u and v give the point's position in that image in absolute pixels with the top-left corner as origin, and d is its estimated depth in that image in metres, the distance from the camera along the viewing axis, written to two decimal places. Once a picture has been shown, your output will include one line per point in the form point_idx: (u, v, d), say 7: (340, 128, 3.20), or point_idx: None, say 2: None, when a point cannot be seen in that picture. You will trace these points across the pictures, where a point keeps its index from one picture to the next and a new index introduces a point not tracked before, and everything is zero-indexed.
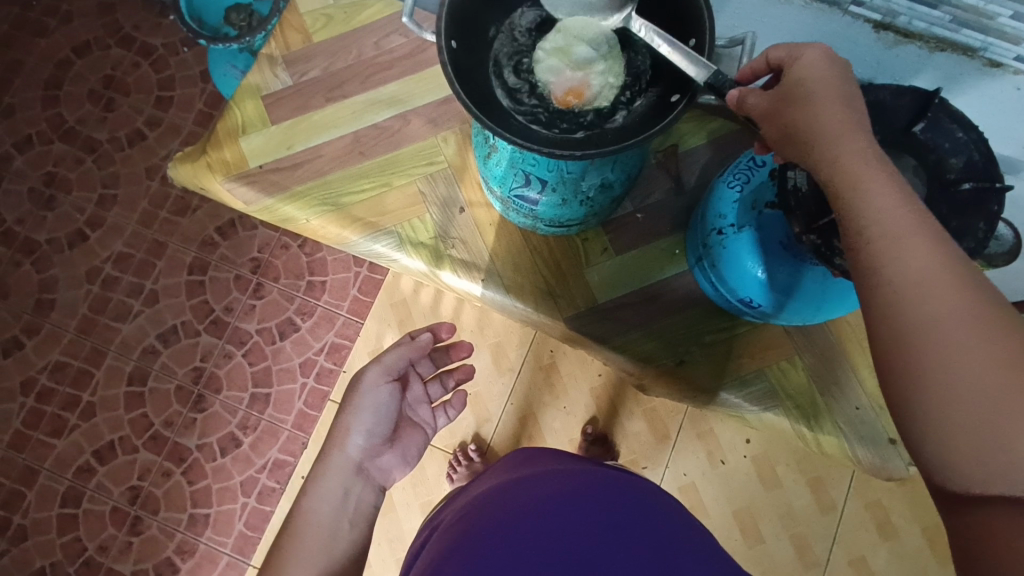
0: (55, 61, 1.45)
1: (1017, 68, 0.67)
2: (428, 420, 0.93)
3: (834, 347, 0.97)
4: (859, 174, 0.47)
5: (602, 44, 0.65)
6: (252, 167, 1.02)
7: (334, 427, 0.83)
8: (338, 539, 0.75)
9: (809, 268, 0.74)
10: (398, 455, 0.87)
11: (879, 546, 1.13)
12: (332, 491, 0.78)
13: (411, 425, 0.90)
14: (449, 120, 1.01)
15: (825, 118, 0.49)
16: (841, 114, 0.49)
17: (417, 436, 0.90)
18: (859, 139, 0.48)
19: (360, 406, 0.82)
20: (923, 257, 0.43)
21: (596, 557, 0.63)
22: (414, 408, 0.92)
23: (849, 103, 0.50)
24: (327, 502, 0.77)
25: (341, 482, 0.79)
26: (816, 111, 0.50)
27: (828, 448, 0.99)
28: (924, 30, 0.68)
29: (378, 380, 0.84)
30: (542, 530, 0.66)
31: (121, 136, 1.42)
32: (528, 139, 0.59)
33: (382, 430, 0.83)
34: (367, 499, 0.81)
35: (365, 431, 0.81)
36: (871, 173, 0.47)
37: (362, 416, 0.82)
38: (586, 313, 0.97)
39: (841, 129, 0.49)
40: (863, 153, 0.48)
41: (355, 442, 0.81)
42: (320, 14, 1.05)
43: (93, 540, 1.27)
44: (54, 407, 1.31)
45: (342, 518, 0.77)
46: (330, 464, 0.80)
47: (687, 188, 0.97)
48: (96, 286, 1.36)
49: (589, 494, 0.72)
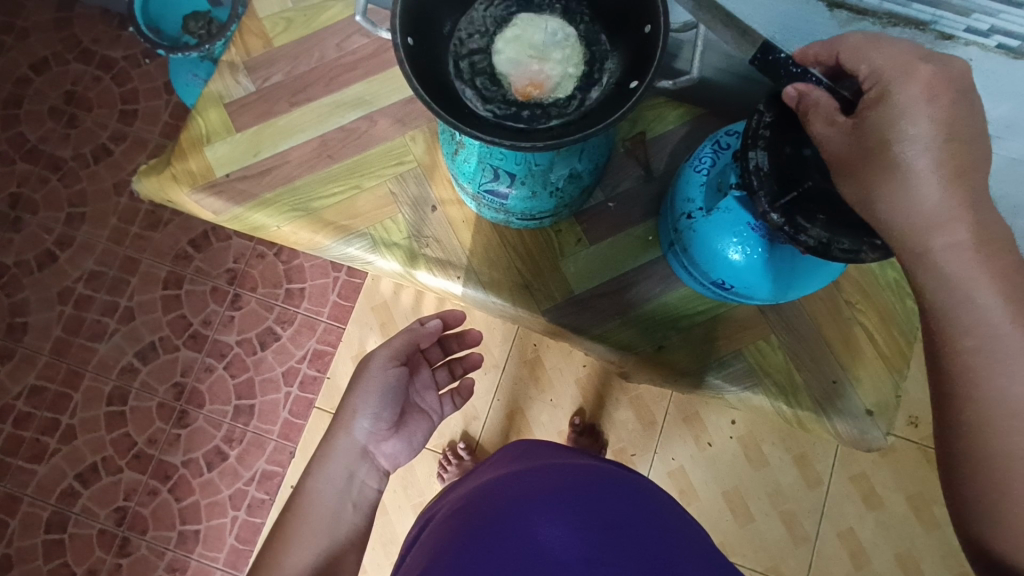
0: (12, 79, 1.42)
1: (969, 40, 0.65)
2: (434, 408, 0.90)
3: (811, 325, 0.98)
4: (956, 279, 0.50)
5: (559, 34, 0.68)
6: (219, 175, 1.00)
7: (342, 410, 0.82)
8: (340, 521, 0.77)
9: (777, 247, 0.74)
10: (404, 441, 0.84)
11: (865, 517, 1.14)
12: (336, 474, 0.79)
13: (418, 413, 0.87)
14: (416, 120, 1.01)
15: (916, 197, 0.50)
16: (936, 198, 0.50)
17: (422, 423, 0.87)
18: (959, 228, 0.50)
19: (368, 389, 0.81)
20: (986, 292, 0.49)
21: (591, 551, 0.63)
22: (420, 395, 0.89)
23: (934, 113, 0.50)
24: (330, 483, 0.79)
25: (346, 465, 0.80)
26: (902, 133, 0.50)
27: (808, 424, 1.00)
28: (877, 7, 0.66)
29: (386, 364, 0.83)
30: (540, 527, 0.66)
31: (86, 152, 1.39)
32: (491, 132, 0.59)
33: (389, 415, 0.82)
34: (370, 483, 0.82)
35: (371, 416, 0.80)
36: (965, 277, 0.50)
37: (369, 400, 0.80)
38: (563, 305, 0.97)
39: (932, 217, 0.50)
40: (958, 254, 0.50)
41: (360, 426, 0.81)
42: (279, 18, 1.04)
43: (81, 564, 1.25)
44: (33, 432, 1.29)
45: (345, 501, 0.79)
46: (337, 446, 0.80)
47: (657, 174, 0.98)
48: (69, 306, 1.34)
49: (588, 491, 0.71)
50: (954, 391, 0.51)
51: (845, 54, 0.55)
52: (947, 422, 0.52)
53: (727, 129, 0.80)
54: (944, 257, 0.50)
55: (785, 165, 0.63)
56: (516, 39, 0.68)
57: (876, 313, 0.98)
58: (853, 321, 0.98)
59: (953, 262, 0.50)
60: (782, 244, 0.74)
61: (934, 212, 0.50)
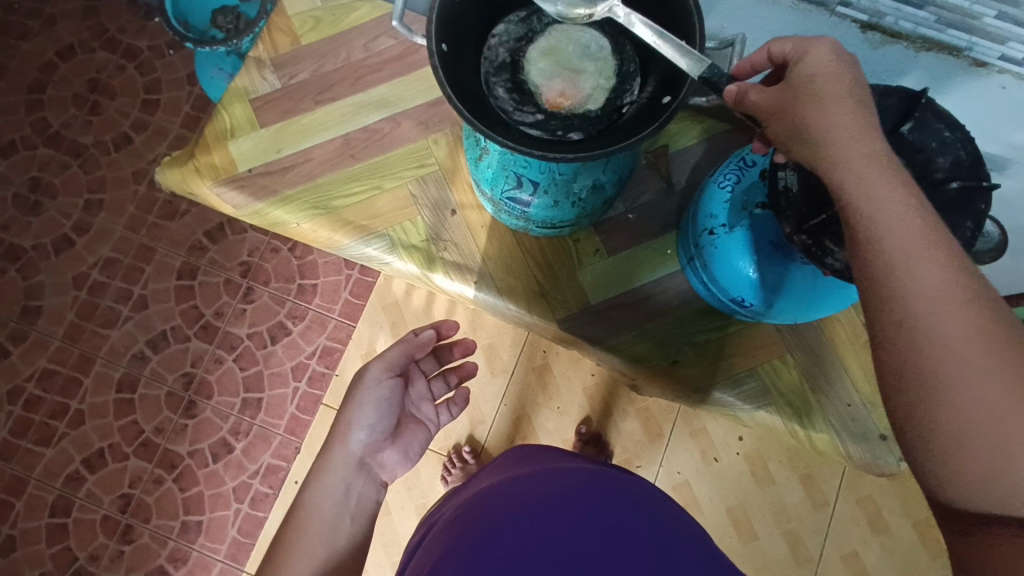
0: (38, 64, 1.43)
1: (1002, 68, 0.65)
2: (431, 418, 0.92)
3: (825, 344, 0.97)
4: (870, 186, 0.46)
5: (593, 46, 0.67)
6: (241, 171, 1.01)
7: (338, 421, 0.82)
8: (339, 533, 0.76)
9: (797, 265, 0.74)
10: (402, 451, 0.86)
11: (870, 540, 1.14)
12: (334, 484, 0.79)
13: (414, 422, 0.88)
14: (440, 123, 1.01)
15: (850, 135, 0.47)
16: (862, 139, 0.47)
17: (420, 434, 0.88)
18: (874, 141, 0.48)
19: (364, 401, 0.81)
20: (919, 230, 0.44)
21: (574, 557, 0.63)
22: (417, 405, 0.90)
23: (858, 109, 0.48)
24: (329, 496, 0.78)
25: (343, 477, 0.79)
26: (825, 118, 0.48)
27: (819, 445, 0.99)
28: (912, 31, 0.66)
29: (381, 375, 0.84)
30: (529, 533, 0.66)
31: (107, 140, 1.40)
32: (517, 140, 0.59)
33: (385, 425, 0.82)
34: (369, 494, 0.81)
35: (368, 426, 0.81)
36: (877, 183, 0.46)
37: (366, 411, 0.81)
38: (578, 315, 0.97)
39: (847, 137, 0.47)
40: (871, 165, 0.47)
41: (357, 437, 0.80)
42: (308, 17, 1.05)
43: (83, 550, 1.25)
44: (42, 415, 1.30)
45: (344, 512, 0.78)
46: (333, 458, 0.80)
47: (678, 188, 0.98)
48: (84, 292, 1.34)
49: (584, 497, 0.71)
50: None
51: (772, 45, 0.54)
52: None
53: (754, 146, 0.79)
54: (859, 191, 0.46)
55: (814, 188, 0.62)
56: (550, 51, 0.68)
57: None
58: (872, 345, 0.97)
59: (865, 168, 0.47)
60: (802, 263, 0.73)
61: (854, 150, 0.47)
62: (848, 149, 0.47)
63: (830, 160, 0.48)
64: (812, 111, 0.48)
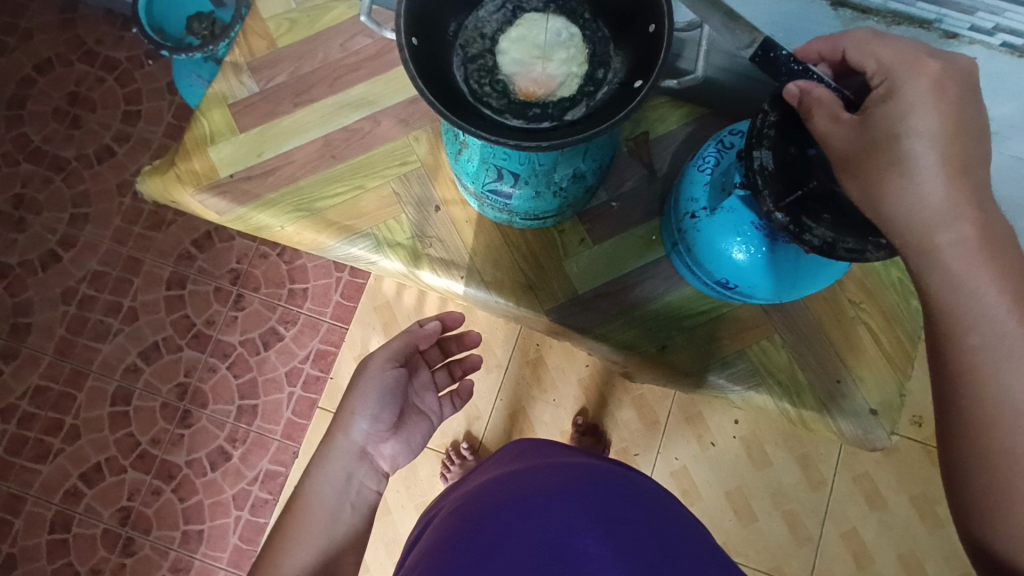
0: (17, 79, 1.43)
1: (972, 39, 0.65)
2: (434, 409, 0.89)
3: (813, 324, 0.98)
4: (957, 278, 0.49)
5: (564, 34, 0.68)
6: (223, 176, 1.01)
7: (341, 411, 0.82)
8: (339, 523, 0.77)
9: (781, 245, 0.75)
10: (403, 442, 0.84)
11: (868, 517, 1.14)
12: (333, 474, 0.79)
13: (417, 414, 0.87)
14: (419, 120, 1.01)
15: (922, 201, 0.50)
16: (944, 206, 0.49)
17: (422, 425, 0.87)
18: (973, 218, 0.49)
19: (367, 389, 0.81)
20: (994, 297, 0.49)
21: (569, 552, 0.62)
22: (419, 396, 0.89)
23: (954, 182, 0.49)
24: (329, 485, 0.79)
25: (343, 466, 0.80)
26: (912, 193, 0.50)
27: (812, 424, 1.00)
28: (880, 6, 0.66)
29: (384, 364, 0.83)
30: (522, 530, 0.65)
31: (89, 153, 1.40)
32: (493, 131, 0.59)
33: (388, 415, 0.81)
34: (369, 484, 0.82)
35: (369, 416, 0.80)
36: (972, 274, 0.49)
37: (368, 400, 0.80)
38: (567, 304, 0.97)
39: (938, 214, 0.49)
40: (963, 249, 0.49)
41: (358, 427, 0.80)
42: (283, 19, 1.04)
43: (85, 564, 1.25)
44: (36, 432, 1.30)
45: (344, 502, 0.79)
46: (334, 447, 0.80)
47: (661, 173, 0.98)
48: (73, 306, 1.34)
49: (580, 484, 0.72)
50: (956, 397, 0.50)
51: (850, 51, 0.57)
52: (948, 423, 0.51)
53: (731, 129, 0.80)
54: (954, 256, 0.49)
55: (789, 166, 0.62)
56: (521, 39, 0.68)
57: (881, 314, 0.98)
58: (857, 321, 0.98)
59: (957, 257, 0.49)
60: (785, 243, 0.74)
61: (940, 231, 0.50)
62: (940, 233, 0.50)
63: (918, 245, 0.50)
64: (896, 185, 0.50)
